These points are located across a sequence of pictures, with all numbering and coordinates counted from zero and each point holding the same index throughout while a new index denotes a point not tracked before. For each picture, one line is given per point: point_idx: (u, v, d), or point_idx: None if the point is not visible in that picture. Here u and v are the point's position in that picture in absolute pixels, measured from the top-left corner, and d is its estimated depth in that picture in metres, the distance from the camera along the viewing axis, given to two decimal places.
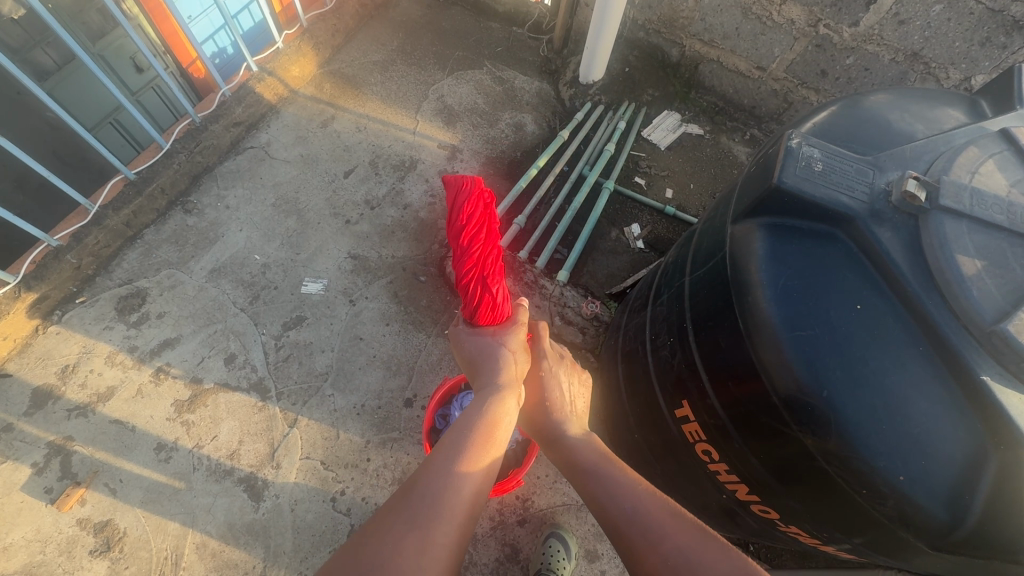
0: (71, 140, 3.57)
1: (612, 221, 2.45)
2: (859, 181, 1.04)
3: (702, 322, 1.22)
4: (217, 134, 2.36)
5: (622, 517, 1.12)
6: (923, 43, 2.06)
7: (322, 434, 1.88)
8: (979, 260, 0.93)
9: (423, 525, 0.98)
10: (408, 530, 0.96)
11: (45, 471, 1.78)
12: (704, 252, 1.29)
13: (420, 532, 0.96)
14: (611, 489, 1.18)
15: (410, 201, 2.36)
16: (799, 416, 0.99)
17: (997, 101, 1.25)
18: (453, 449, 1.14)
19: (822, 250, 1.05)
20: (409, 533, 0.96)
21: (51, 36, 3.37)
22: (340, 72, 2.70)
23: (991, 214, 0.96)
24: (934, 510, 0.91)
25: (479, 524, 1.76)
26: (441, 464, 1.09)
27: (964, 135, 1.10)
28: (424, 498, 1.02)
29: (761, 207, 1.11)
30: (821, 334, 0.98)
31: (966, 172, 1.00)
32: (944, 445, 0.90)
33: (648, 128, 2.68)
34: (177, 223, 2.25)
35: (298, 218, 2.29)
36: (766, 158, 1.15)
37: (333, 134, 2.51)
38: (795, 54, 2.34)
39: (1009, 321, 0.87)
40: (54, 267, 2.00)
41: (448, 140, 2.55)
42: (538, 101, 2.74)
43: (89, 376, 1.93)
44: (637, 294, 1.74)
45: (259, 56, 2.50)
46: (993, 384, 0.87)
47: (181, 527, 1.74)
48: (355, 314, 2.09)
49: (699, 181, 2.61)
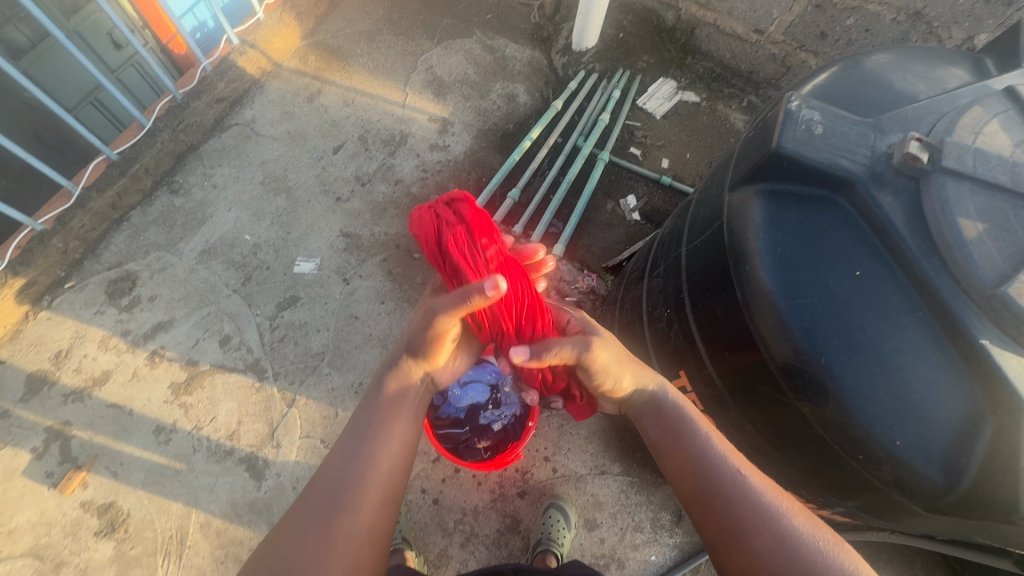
0: (52, 122, 3.48)
1: (607, 193, 2.41)
2: (860, 143, 1.01)
3: (699, 292, 1.21)
4: (201, 111, 2.29)
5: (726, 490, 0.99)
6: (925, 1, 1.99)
7: (321, 413, 1.88)
8: (980, 223, 0.91)
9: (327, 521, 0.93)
10: (314, 527, 0.93)
11: (45, 456, 1.79)
12: (702, 222, 1.26)
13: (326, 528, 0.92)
14: (714, 459, 1.04)
15: (401, 176, 2.31)
16: (796, 384, 0.99)
17: (1002, 60, 1.21)
18: (359, 436, 1.07)
19: (821, 217, 1.03)
20: (315, 530, 0.92)
21: (23, 12, 3.23)
22: (325, 44, 2.61)
23: (994, 175, 0.94)
24: (929, 473, 0.91)
25: (480, 496, 1.78)
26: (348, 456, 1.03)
27: (968, 94, 1.07)
28: (328, 493, 0.98)
29: (760, 172, 1.08)
30: (820, 302, 0.97)
31: (969, 133, 0.97)
32: (941, 410, 0.90)
33: (643, 97, 2.62)
34: (164, 204, 2.20)
35: (287, 197, 2.24)
36: (765, 123, 1.12)
37: (320, 108, 2.44)
38: (794, 15, 2.27)
39: (1010, 284, 0.86)
40: (41, 251, 1.97)
41: (439, 113, 2.49)
42: (530, 70, 2.66)
43: (84, 361, 1.92)
44: (633, 267, 1.72)
45: (240, 28, 2.40)
46: (993, 348, 0.86)
47: (184, 507, 1.75)
48: (349, 293, 2.07)
49: (696, 150, 2.56)
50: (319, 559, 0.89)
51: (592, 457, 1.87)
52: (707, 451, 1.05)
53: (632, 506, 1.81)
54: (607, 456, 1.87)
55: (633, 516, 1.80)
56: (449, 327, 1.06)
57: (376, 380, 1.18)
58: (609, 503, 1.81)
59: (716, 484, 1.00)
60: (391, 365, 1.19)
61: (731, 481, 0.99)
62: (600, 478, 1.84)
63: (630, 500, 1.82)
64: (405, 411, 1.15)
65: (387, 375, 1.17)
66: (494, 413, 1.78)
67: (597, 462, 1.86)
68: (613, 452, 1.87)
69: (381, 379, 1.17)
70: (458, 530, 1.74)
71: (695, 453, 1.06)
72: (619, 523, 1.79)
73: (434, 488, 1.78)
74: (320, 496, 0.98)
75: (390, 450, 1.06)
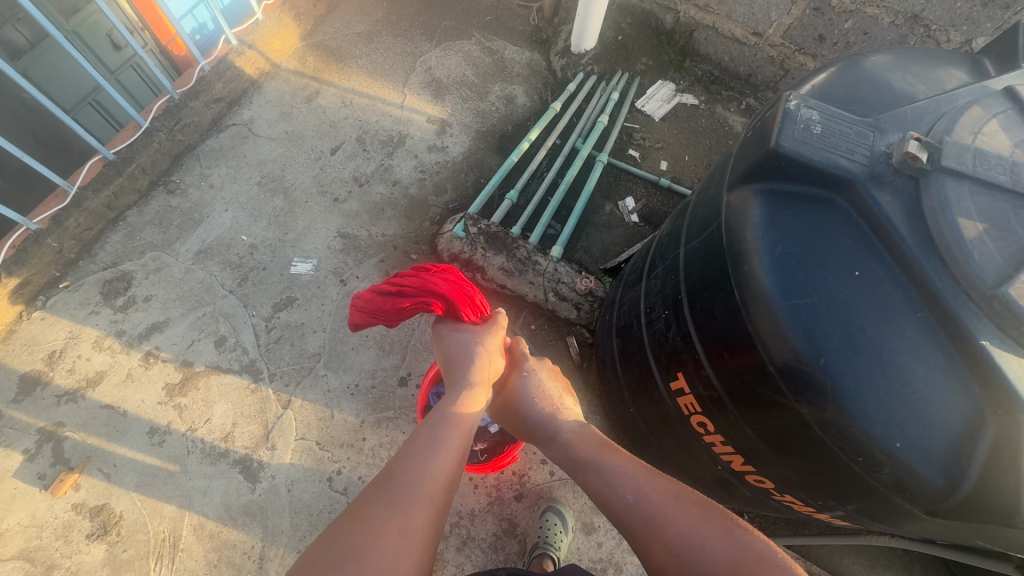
0: (49, 123, 3.47)
1: (606, 195, 2.41)
2: (859, 143, 1.00)
3: (697, 293, 1.20)
4: (198, 111, 2.28)
5: (625, 508, 1.06)
6: (923, 5, 1.99)
7: (317, 414, 1.87)
8: (980, 223, 0.91)
9: (401, 513, 0.93)
10: (379, 521, 0.91)
11: (37, 458, 1.77)
12: (700, 222, 1.26)
13: (392, 522, 0.91)
14: (609, 480, 1.13)
15: (399, 177, 2.31)
16: (795, 385, 0.98)
17: (1001, 61, 1.21)
18: (428, 435, 1.10)
19: (821, 216, 1.02)
20: (381, 523, 0.91)
21: (22, 12, 3.23)
22: (324, 45, 2.61)
23: (994, 175, 0.93)
24: (929, 476, 0.90)
25: (476, 500, 1.76)
26: (420, 452, 1.05)
27: (967, 94, 1.07)
28: (397, 486, 0.97)
29: (758, 172, 1.08)
30: (819, 303, 0.96)
31: (969, 133, 0.97)
32: (941, 411, 0.89)
33: (642, 99, 2.62)
34: (160, 204, 2.19)
35: (284, 197, 2.23)
36: (764, 122, 1.11)
37: (318, 109, 2.44)
38: (792, 18, 2.28)
39: (1011, 285, 0.85)
40: (36, 251, 1.96)
41: (437, 114, 2.48)
42: (529, 72, 2.66)
43: (78, 361, 1.90)
44: (631, 268, 1.72)
45: (238, 28, 2.40)
46: (993, 348, 0.86)
47: (178, 510, 1.73)
48: (346, 294, 2.06)
49: (694, 152, 2.56)
50: (386, 551, 0.88)
51: None
52: (605, 481, 1.13)
53: None
54: None
55: None
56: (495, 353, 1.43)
57: (444, 399, 1.25)
58: None
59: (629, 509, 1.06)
60: (459, 387, 1.29)
61: (632, 502, 1.06)
62: None
63: None
64: (469, 421, 1.19)
65: (457, 393, 1.24)
66: (491, 416, 1.79)
67: None
68: None
69: (449, 400, 1.23)
70: (454, 534, 1.72)
71: (598, 477, 1.15)
72: (616, 527, 1.78)
73: None
74: (394, 489, 0.97)
75: (454, 460, 1.07)
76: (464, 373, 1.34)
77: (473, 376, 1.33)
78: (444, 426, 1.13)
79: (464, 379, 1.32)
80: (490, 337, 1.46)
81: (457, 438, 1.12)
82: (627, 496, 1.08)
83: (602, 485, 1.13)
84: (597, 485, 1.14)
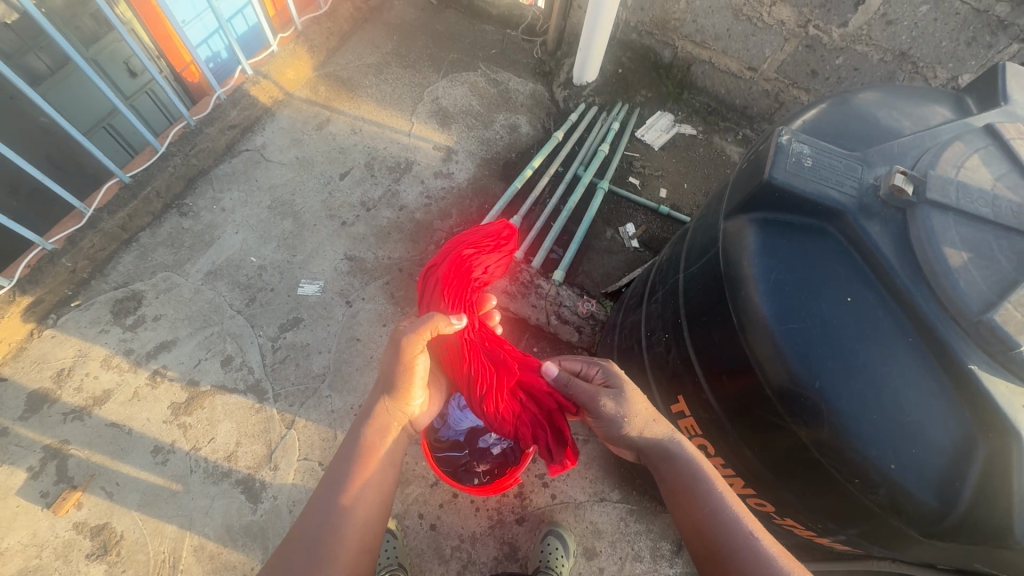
0: (65, 145, 3.58)
1: (606, 221, 2.47)
2: (848, 176, 1.06)
3: (697, 317, 1.24)
4: (213, 137, 2.36)
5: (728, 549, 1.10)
6: (911, 43, 2.08)
7: (320, 435, 1.88)
8: (966, 252, 0.95)
9: (308, 569, 1.06)
10: None
11: (41, 476, 1.77)
12: (698, 249, 1.30)
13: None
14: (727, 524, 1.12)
15: (405, 202, 2.37)
16: (792, 409, 1.01)
17: (982, 99, 1.27)
18: (334, 483, 1.20)
19: (813, 245, 1.07)
20: None
21: (45, 41, 3.37)
22: (335, 75, 2.71)
23: (976, 207, 0.98)
24: (924, 498, 0.92)
25: (477, 523, 1.76)
26: (327, 506, 1.15)
27: (950, 131, 1.13)
28: (304, 547, 1.09)
29: (752, 202, 1.13)
30: (813, 328, 1.00)
31: (952, 167, 1.02)
32: (934, 434, 0.92)
33: (641, 129, 2.71)
34: (172, 226, 2.25)
35: (294, 220, 2.29)
36: (758, 155, 1.17)
37: (328, 136, 2.52)
38: (785, 54, 2.37)
39: (996, 312, 0.89)
40: (49, 270, 2.00)
41: (443, 141, 2.56)
42: (532, 102, 2.76)
43: (85, 379, 1.92)
44: (632, 292, 1.76)
45: (254, 59, 2.50)
46: (981, 373, 0.89)
47: (179, 530, 1.73)
48: (352, 316, 2.10)
49: (693, 181, 2.63)
50: None
51: (591, 484, 1.86)
52: (726, 514, 1.13)
53: (631, 534, 1.80)
54: (606, 482, 1.86)
55: (633, 544, 1.78)
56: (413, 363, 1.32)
57: (354, 428, 1.31)
58: (608, 531, 1.80)
59: (729, 541, 1.10)
60: (368, 413, 1.32)
61: (749, 543, 1.09)
62: (599, 505, 1.83)
63: (629, 528, 1.80)
64: (381, 456, 1.27)
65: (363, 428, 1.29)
66: (492, 437, 1.79)
67: (595, 489, 1.85)
68: (611, 479, 1.87)
69: (359, 430, 1.30)
70: (455, 557, 1.72)
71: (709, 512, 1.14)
72: (618, 552, 1.77)
73: (431, 513, 1.76)
74: (300, 544, 1.10)
75: (365, 501, 1.19)
76: (376, 392, 1.35)
77: (388, 391, 1.34)
78: (351, 472, 1.22)
79: (378, 400, 1.33)
80: (405, 354, 1.30)
81: (365, 480, 1.22)
82: (736, 532, 1.11)
83: (714, 516, 1.14)
84: (710, 512, 1.14)
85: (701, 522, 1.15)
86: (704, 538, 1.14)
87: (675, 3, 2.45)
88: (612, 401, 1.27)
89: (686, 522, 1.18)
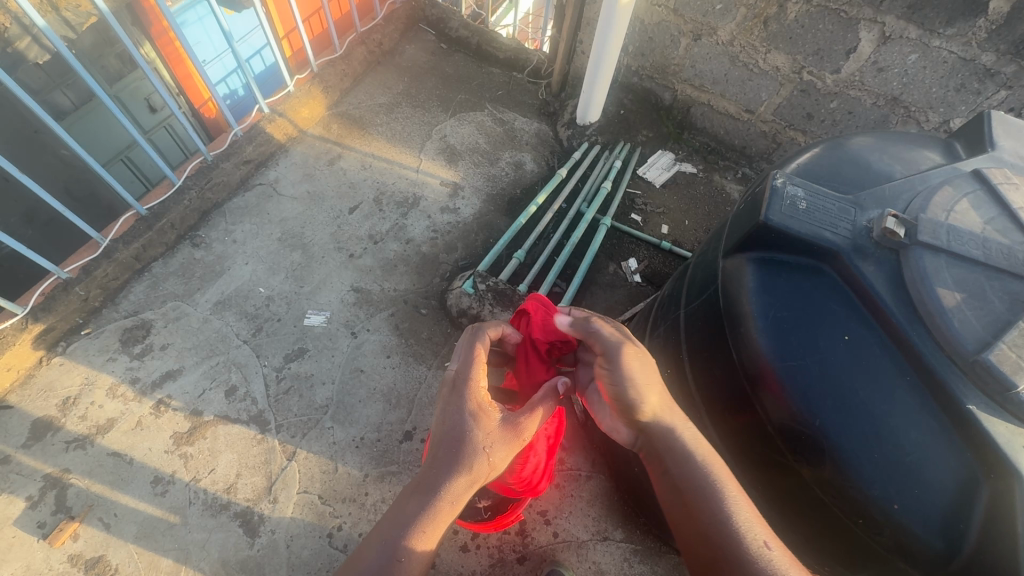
0: (83, 176, 3.71)
1: (609, 256, 2.51)
2: (841, 218, 1.10)
3: (698, 352, 1.25)
4: (228, 171, 2.45)
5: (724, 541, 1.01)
6: (902, 89, 2.16)
7: (321, 467, 1.87)
8: (958, 293, 0.97)
9: None
10: None
11: (39, 506, 1.75)
12: (698, 286, 1.34)
13: None
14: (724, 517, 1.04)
15: (412, 236, 2.42)
16: (794, 445, 1.01)
17: (971, 144, 1.32)
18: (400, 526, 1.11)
19: (809, 284, 1.10)
20: None
21: (72, 79, 3.55)
22: (348, 113, 2.82)
23: (967, 249, 1.01)
24: (929, 539, 0.91)
25: (477, 561, 1.73)
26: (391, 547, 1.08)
27: (939, 175, 1.17)
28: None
29: (749, 241, 1.17)
30: (812, 365, 1.01)
31: (942, 211, 1.06)
32: (935, 474, 0.92)
33: (643, 167, 2.79)
34: (185, 256, 2.30)
35: (303, 252, 2.34)
36: (754, 197, 1.22)
37: (339, 171, 2.60)
38: (781, 98, 2.46)
39: (991, 351, 0.91)
40: (62, 299, 2.04)
41: (450, 178, 2.64)
42: (537, 140, 2.85)
43: (90, 408, 1.93)
44: (634, 327, 1.78)
45: (271, 99, 2.62)
46: (980, 414, 0.89)
47: (174, 564, 1.70)
48: (356, 347, 2.12)
49: (694, 217, 2.68)
50: None
51: (593, 522, 1.83)
52: (730, 520, 1.03)
53: None
54: (609, 520, 1.83)
55: None
56: (500, 458, 1.24)
57: (416, 497, 1.15)
58: (611, 571, 1.75)
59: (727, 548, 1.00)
60: (438, 489, 1.16)
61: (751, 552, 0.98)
62: (602, 545, 1.79)
63: (632, 569, 1.76)
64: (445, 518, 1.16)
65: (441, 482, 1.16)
66: None
67: (598, 527, 1.82)
68: (614, 517, 1.84)
69: (422, 505, 1.14)
70: None
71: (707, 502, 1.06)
72: None
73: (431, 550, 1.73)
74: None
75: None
76: (450, 468, 1.18)
77: (468, 470, 1.19)
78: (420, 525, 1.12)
79: (450, 474, 1.18)
80: (507, 445, 1.25)
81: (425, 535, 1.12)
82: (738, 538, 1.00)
83: (713, 506, 1.05)
84: (715, 517, 1.04)
85: (706, 527, 1.04)
86: (704, 542, 1.03)
87: (674, 49, 2.56)
88: (636, 354, 1.25)
89: (686, 525, 1.08)
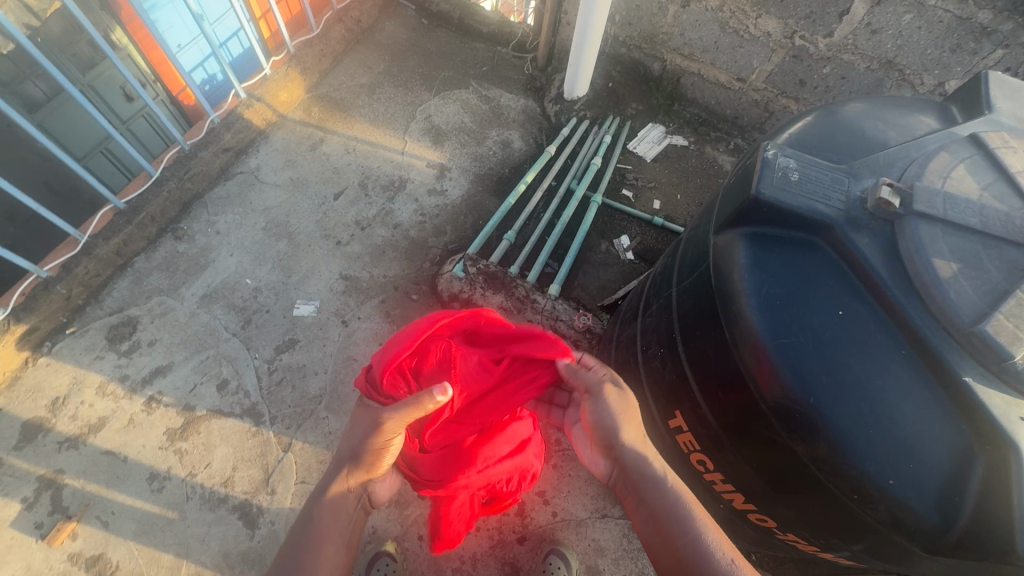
0: (62, 171, 3.67)
1: (601, 234, 2.47)
2: (835, 189, 1.07)
3: (691, 331, 1.23)
4: (207, 160, 2.38)
5: (675, 533, 1.13)
6: (896, 51, 2.10)
7: (317, 457, 1.86)
8: (955, 263, 0.95)
9: None
10: None
11: (35, 506, 1.74)
12: (689, 263, 1.31)
13: None
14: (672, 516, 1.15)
15: (400, 220, 2.38)
16: (788, 424, 1.00)
17: (967, 106, 1.29)
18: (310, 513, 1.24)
19: (803, 258, 1.07)
20: None
21: (43, 69, 3.49)
22: (328, 95, 2.74)
23: (964, 217, 0.98)
24: (925, 513, 0.91)
25: (477, 543, 1.74)
26: (308, 523, 1.22)
27: (935, 141, 1.13)
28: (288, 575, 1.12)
29: (741, 216, 1.14)
30: (806, 342, 0.99)
31: (938, 178, 1.03)
32: (931, 448, 0.91)
33: (634, 141, 2.73)
34: (167, 250, 2.25)
35: (288, 241, 2.29)
36: (745, 169, 1.19)
37: (322, 156, 2.53)
38: (773, 65, 2.39)
39: (987, 322, 0.89)
40: (44, 298, 2.00)
41: (437, 159, 2.58)
42: (524, 118, 2.78)
43: (80, 408, 1.91)
44: (627, 306, 1.76)
45: (247, 83, 2.54)
46: (976, 385, 0.88)
47: (175, 559, 1.69)
48: (348, 335, 2.09)
49: (686, 191, 2.64)
50: None
51: (592, 500, 1.84)
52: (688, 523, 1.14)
53: (634, 551, 1.77)
54: (607, 499, 1.84)
55: (636, 562, 1.76)
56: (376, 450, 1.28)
57: (316, 492, 1.26)
58: (611, 548, 1.77)
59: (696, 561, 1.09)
60: (323, 489, 1.27)
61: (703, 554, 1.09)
62: (601, 522, 1.81)
63: (631, 544, 1.78)
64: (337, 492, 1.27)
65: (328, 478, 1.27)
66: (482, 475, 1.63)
67: (597, 505, 1.83)
68: (613, 495, 1.85)
69: (317, 500, 1.25)
70: None
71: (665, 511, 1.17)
72: (621, 569, 1.74)
73: None
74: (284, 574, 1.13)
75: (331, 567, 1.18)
76: (334, 467, 1.29)
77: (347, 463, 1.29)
78: (324, 502, 1.25)
79: (336, 474, 1.28)
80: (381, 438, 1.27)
81: (330, 508, 1.25)
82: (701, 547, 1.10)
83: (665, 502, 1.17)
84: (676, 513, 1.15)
85: (672, 536, 1.13)
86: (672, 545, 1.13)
87: (662, 17, 2.48)
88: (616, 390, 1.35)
89: (645, 514, 1.19)
